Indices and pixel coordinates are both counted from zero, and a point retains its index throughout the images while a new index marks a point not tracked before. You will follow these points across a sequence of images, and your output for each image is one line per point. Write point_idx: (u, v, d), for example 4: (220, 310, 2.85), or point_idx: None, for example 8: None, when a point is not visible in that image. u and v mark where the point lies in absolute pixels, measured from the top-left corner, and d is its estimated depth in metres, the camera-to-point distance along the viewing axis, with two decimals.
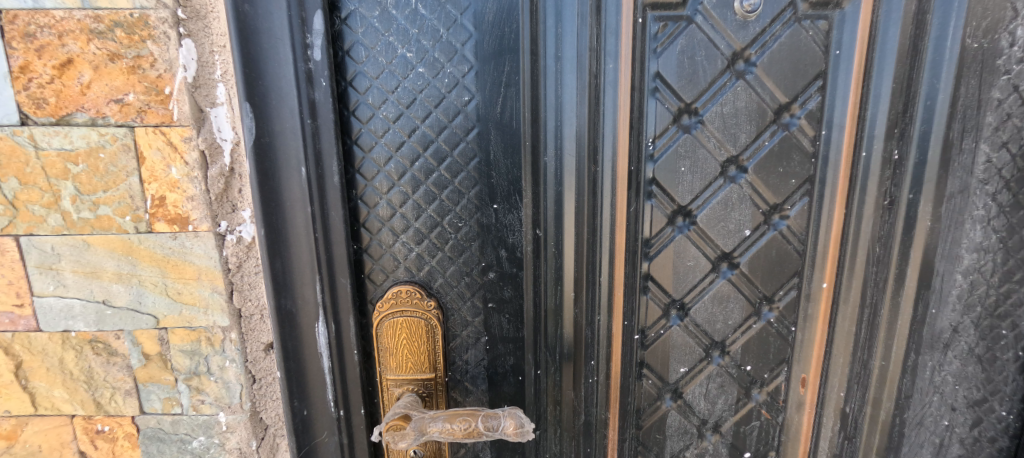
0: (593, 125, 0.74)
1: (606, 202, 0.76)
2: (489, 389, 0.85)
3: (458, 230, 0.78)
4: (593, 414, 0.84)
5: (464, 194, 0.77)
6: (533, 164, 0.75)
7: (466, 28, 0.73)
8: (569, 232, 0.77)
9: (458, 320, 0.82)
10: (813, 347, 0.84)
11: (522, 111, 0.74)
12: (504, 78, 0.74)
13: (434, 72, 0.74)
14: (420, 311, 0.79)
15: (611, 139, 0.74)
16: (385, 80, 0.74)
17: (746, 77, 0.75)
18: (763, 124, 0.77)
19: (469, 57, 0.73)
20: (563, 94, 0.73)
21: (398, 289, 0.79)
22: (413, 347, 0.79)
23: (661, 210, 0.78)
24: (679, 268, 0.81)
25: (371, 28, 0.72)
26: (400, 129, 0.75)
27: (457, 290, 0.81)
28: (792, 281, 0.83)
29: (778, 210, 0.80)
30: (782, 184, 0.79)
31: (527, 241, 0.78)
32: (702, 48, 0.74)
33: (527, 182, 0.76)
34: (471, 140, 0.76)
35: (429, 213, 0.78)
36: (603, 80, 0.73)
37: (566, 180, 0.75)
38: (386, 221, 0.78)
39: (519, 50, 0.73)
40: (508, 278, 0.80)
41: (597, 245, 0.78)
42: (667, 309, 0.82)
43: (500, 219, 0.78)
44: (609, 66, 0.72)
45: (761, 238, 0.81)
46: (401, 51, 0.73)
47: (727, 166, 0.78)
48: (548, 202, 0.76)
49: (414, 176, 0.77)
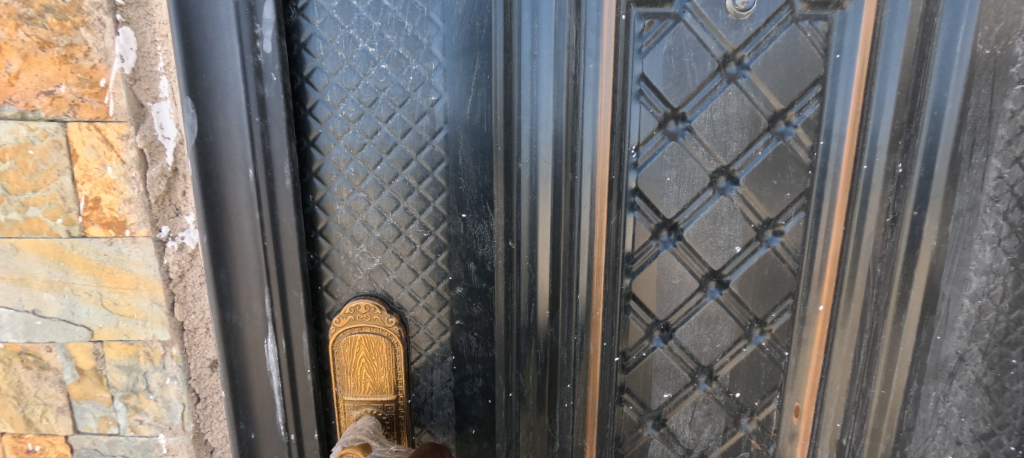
0: (570, 130, 0.69)
1: (582, 213, 0.71)
2: (455, 411, 0.78)
3: (422, 240, 0.72)
4: (568, 442, 0.78)
5: (429, 202, 0.71)
6: (505, 171, 0.70)
7: (434, 21, 0.67)
8: (545, 245, 0.71)
9: (422, 337, 0.75)
10: (807, 374, 0.78)
11: (493, 114, 0.69)
12: (473, 77, 0.68)
13: (398, 69, 0.68)
14: (379, 327, 0.73)
15: (590, 146, 0.69)
16: (344, 76, 0.68)
17: (738, 80, 0.69)
18: (756, 132, 0.71)
19: (437, 52, 0.68)
20: (541, 94, 0.67)
21: (356, 303, 0.72)
22: (372, 366, 0.73)
23: (644, 223, 0.72)
24: (662, 285, 0.74)
25: (328, 20, 0.67)
26: (360, 129, 0.70)
27: (421, 306, 0.74)
28: (785, 303, 0.77)
29: (771, 225, 0.73)
30: (776, 198, 0.73)
31: (498, 253, 0.72)
32: (690, 48, 0.68)
33: (498, 190, 0.70)
34: (437, 144, 0.70)
35: (392, 221, 0.72)
36: (582, 82, 0.67)
37: (541, 189, 0.70)
38: (345, 229, 0.72)
39: (490, 47, 0.67)
40: (476, 293, 0.74)
41: (575, 259, 0.72)
42: (649, 330, 0.75)
43: (469, 229, 0.72)
44: (589, 66, 0.67)
45: (752, 255, 0.74)
46: (362, 45, 0.67)
47: (716, 177, 0.71)
48: (522, 213, 0.71)
49: (376, 181, 0.71)
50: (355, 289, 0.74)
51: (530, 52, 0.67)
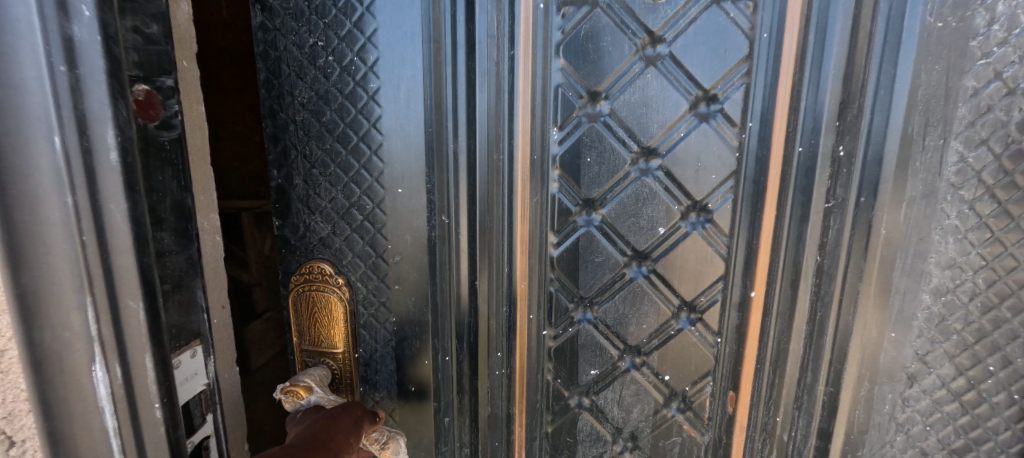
0: (495, 112, 0.74)
1: (505, 192, 0.76)
2: (396, 371, 0.84)
3: (365, 212, 0.81)
4: (499, 407, 0.83)
5: (370, 178, 0.79)
6: (436, 150, 0.76)
7: (371, 15, 0.74)
8: (472, 220, 0.78)
9: (365, 300, 0.83)
10: (740, 364, 0.77)
11: (423, 98, 0.75)
12: (406, 66, 0.74)
13: (341, 61, 0.77)
14: (329, 287, 0.84)
15: (512, 129, 0.75)
16: (298, 70, 0.79)
17: (657, 63, 0.70)
18: (676, 113, 0.71)
19: (372, 42, 0.75)
20: (466, 81, 0.74)
21: (310, 263, 0.84)
22: (324, 319, 0.84)
23: (567, 202, 0.76)
24: (585, 263, 0.77)
25: (284, 20, 0.77)
26: (311, 115, 0.80)
27: (364, 272, 0.83)
28: (716, 286, 0.76)
29: (697, 207, 0.73)
30: (700, 180, 0.73)
31: (431, 225, 0.77)
32: (607, 33, 0.71)
33: (430, 167, 0.76)
34: (376, 126, 0.77)
35: (340, 195, 0.81)
36: (503, 68, 0.73)
37: (467, 169, 0.76)
38: (303, 201, 0.83)
39: (419, 37, 0.73)
40: (411, 261, 0.80)
41: (497, 234, 0.78)
42: (575, 305, 0.79)
43: (404, 204, 0.78)
44: (509, 53, 0.72)
45: (676, 237, 0.74)
46: (311, 41, 0.77)
47: (637, 158, 0.73)
48: (451, 189, 0.76)
49: (326, 159, 0.80)
50: (306, 257, 0.84)
51: (457, 41, 0.73)
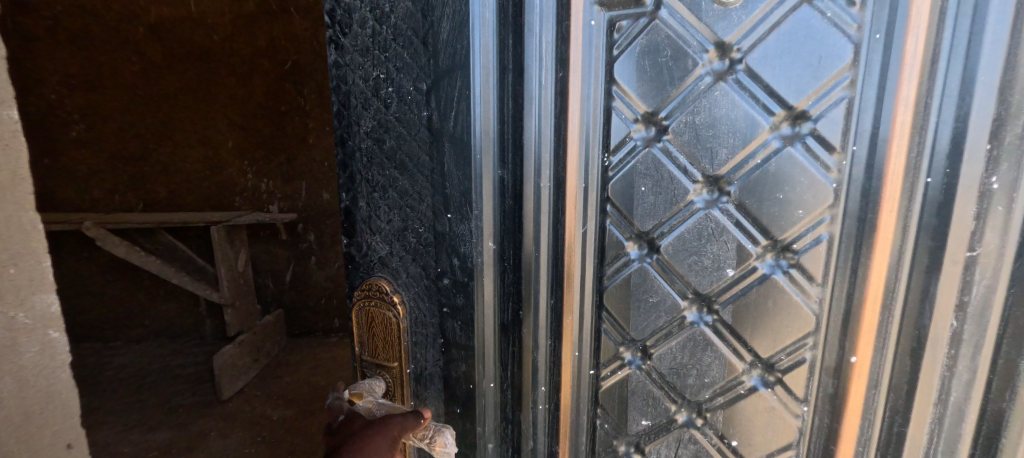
0: (547, 137, 0.69)
1: (551, 220, 0.71)
2: (442, 390, 0.82)
3: (418, 236, 0.79)
4: (539, 443, 0.79)
5: (422, 202, 0.77)
6: (483, 178, 0.72)
7: (426, 47, 0.73)
8: (519, 247, 0.74)
9: (417, 320, 0.81)
10: (830, 440, 0.62)
11: (472, 127, 0.71)
12: (455, 94, 0.71)
13: (399, 85, 0.75)
14: (385, 307, 0.81)
15: (559, 154, 0.69)
16: (359, 93, 0.78)
17: (728, 79, 0.60)
18: (750, 135, 0.60)
19: (427, 73, 0.73)
20: (515, 103, 0.70)
21: (370, 282, 0.81)
22: (383, 337, 0.82)
23: (618, 233, 0.69)
24: (637, 302, 0.70)
25: (352, 57, 0.77)
26: (371, 137, 0.78)
27: (416, 292, 0.81)
28: (801, 344, 0.61)
29: (778, 248, 0.60)
30: (783, 216, 0.60)
31: (478, 252, 0.74)
32: (668, 47, 0.62)
33: (477, 193, 0.72)
34: (428, 151, 0.75)
35: (397, 217, 0.80)
36: (551, 91, 0.68)
37: (514, 197, 0.72)
38: (365, 221, 0.82)
39: (469, 66, 0.69)
40: (460, 285, 0.77)
41: (537, 265, 0.73)
42: (623, 347, 0.72)
43: (453, 229, 0.75)
44: (558, 75, 0.67)
45: (749, 280, 0.63)
46: (374, 67, 0.76)
47: (701, 189, 0.63)
48: (498, 214, 0.73)
49: (385, 181, 0.79)
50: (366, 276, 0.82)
51: (501, 62, 0.69)
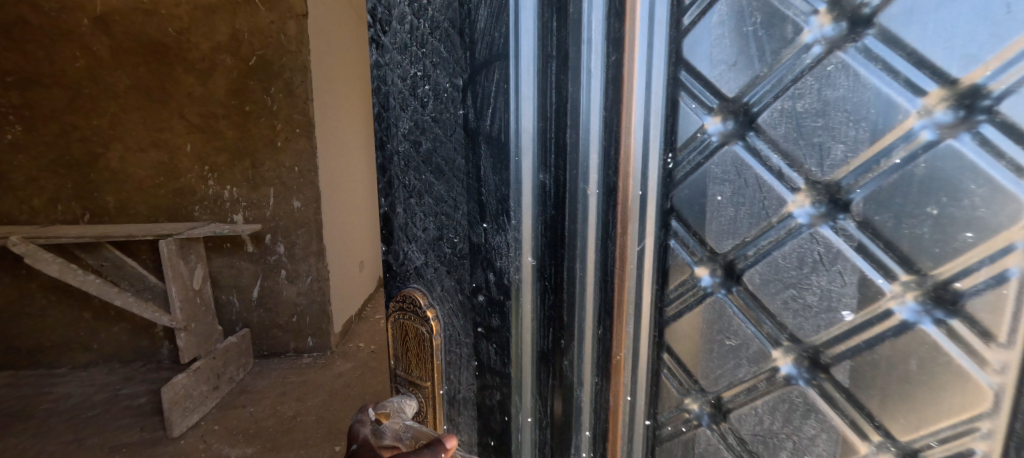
0: (607, 129, 0.53)
1: (599, 240, 0.56)
2: (476, 419, 0.69)
3: (453, 246, 0.66)
4: None
5: (459, 206, 0.64)
6: (527, 179, 0.57)
7: (462, 38, 0.60)
8: (569, 262, 0.58)
9: (450, 340, 0.68)
10: None
11: (514, 121, 0.56)
12: (497, 83, 0.57)
13: (433, 69, 0.63)
14: (417, 323, 0.69)
15: (619, 149, 0.53)
16: (393, 83, 0.66)
17: (848, 46, 0.41)
18: (886, 123, 0.40)
19: (463, 66, 0.60)
20: (561, 96, 0.55)
21: (400, 293, 0.70)
22: (413, 357, 0.70)
23: (684, 254, 0.52)
24: (708, 344, 0.52)
25: (391, 55, 0.66)
26: (405, 132, 0.67)
27: (448, 309, 0.68)
28: (967, 428, 0.40)
29: (939, 287, 0.39)
30: (939, 241, 0.39)
31: (518, 268, 0.60)
32: (757, 9, 0.45)
33: (520, 197, 0.58)
34: (465, 147, 0.62)
35: (431, 224, 0.67)
36: (610, 76, 0.52)
37: (565, 205, 0.56)
38: (397, 226, 0.70)
39: (513, 55, 0.55)
40: (495, 308, 0.63)
41: (588, 286, 0.57)
42: (689, 397, 0.55)
43: (489, 239, 0.62)
44: (613, 57, 0.52)
45: (880, 328, 0.42)
46: (409, 50, 0.64)
47: (810, 197, 0.44)
48: (543, 221, 0.58)
49: (418, 181, 0.67)
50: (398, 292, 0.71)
51: (547, 49, 0.54)
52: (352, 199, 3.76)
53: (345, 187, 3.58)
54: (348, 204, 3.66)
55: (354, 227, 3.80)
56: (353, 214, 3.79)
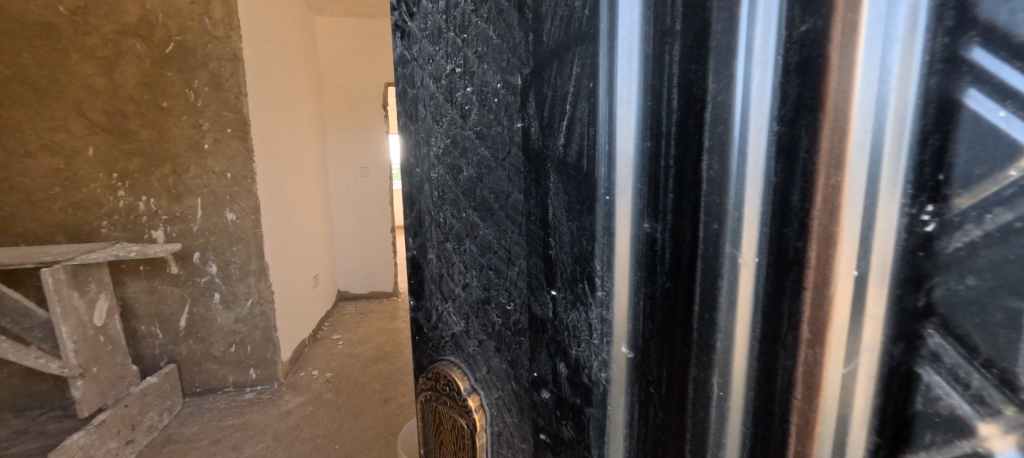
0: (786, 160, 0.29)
1: (754, 348, 0.32)
2: None
3: (506, 316, 0.53)
4: None
5: (514, 262, 0.50)
6: (621, 239, 0.39)
7: (523, 20, 0.44)
8: (689, 378, 0.36)
9: (502, 430, 0.56)
10: None
11: (603, 148, 0.38)
12: (571, 92, 0.40)
13: (479, 76, 0.49)
14: (457, 410, 0.58)
15: (824, 198, 0.27)
16: (428, 99, 0.54)
17: None
18: None
19: (523, 56, 0.45)
20: (703, 104, 0.32)
21: (439, 366, 0.60)
22: (456, 447, 0.59)
23: (967, 411, 0.25)
24: None
25: (421, 45, 0.54)
26: (440, 162, 0.54)
27: (501, 393, 0.55)
28: None
29: None
30: None
31: (598, 364, 0.43)
32: None
33: (610, 262, 0.40)
34: (524, 186, 0.48)
35: (475, 283, 0.55)
36: (790, 56, 0.28)
37: (686, 283, 0.35)
38: (434, 282, 0.59)
39: (601, 38, 0.37)
40: (566, 410, 0.47)
41: (728, 428, 0.34)
42: None
43: (559, 315, 0.46)
44: (801, 23, 0.27)
45: None
46: (447, 53, 0.52)
47: None
48: (642, 305, 0.38)
49: (458, 227, 0.54)
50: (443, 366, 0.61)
51: (655, 23, 0.34)
52: (299, 207, 3.35)
53: (291, 195, 3.17)
54: (295, 213, 3.24)
55: (303, 238, 3.39)
56: (301, 225, 3.38)
